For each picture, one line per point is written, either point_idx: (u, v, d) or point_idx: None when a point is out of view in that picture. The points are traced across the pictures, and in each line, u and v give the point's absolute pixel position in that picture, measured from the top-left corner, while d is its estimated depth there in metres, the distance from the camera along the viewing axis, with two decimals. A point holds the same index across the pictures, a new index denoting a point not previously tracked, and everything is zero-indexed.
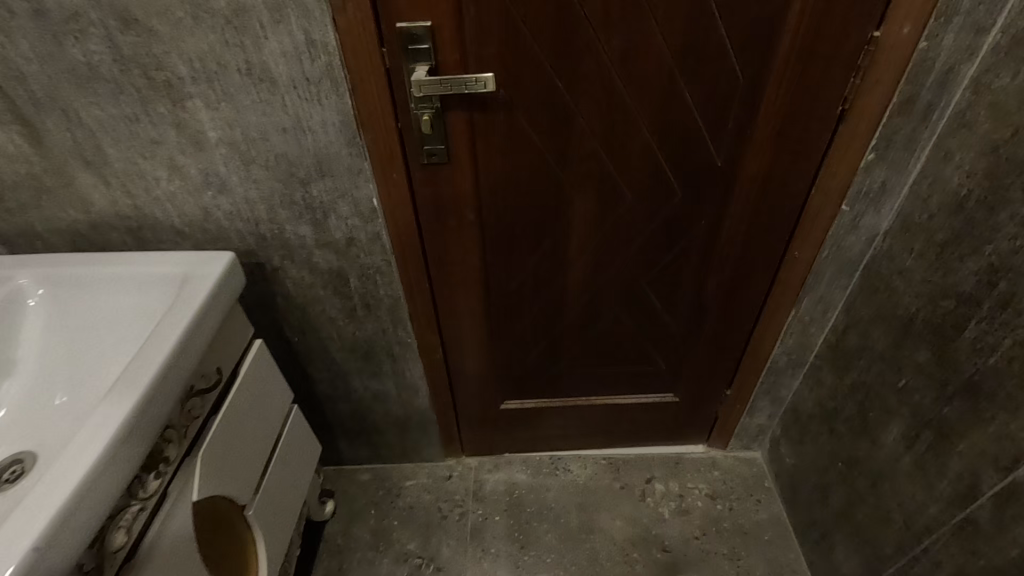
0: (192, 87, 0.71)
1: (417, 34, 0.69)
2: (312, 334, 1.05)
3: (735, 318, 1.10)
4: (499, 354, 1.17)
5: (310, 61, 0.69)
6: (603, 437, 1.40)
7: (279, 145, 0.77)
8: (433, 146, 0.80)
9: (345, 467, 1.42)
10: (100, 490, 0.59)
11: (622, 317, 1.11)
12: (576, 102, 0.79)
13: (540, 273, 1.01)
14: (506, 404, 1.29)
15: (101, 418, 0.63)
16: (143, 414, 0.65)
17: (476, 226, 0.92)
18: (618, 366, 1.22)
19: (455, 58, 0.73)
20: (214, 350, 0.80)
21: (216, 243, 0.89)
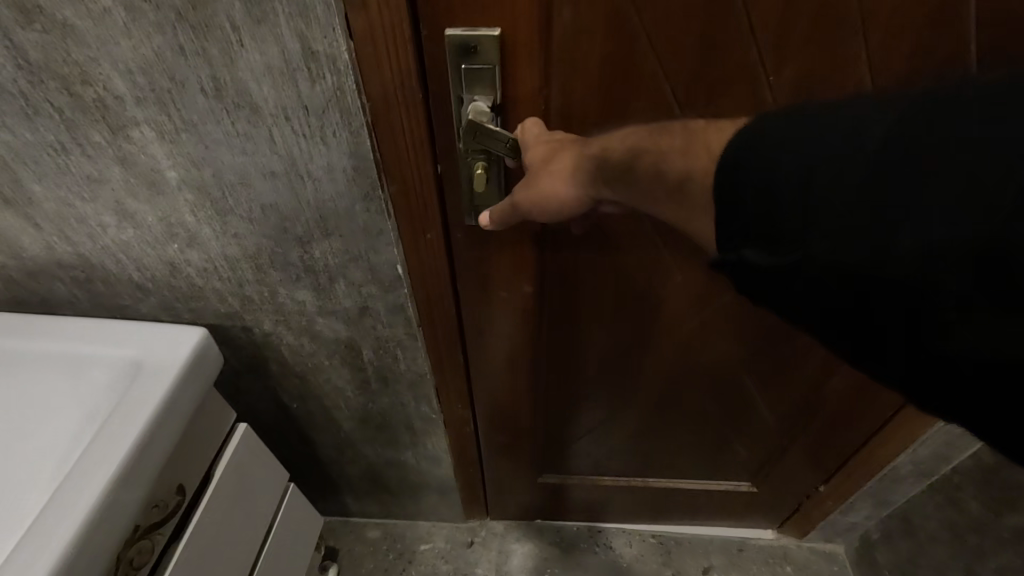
0: (137, 111, 0.47)
1: (477, 46, 0.45)
2: (314, 402, 0.84)
3: (849, 420, 0.85)
4: (542, 433, 0.95)
5: (308, 83, 0.45)
6: (655, 516, 1.17)
7: (266, 193, 0.54)
8: (484, 205, 0.56)
9: (352, 520, 1.24)
10: None
11: (707, 404, 0.87)
12: None
13: (611, 353, 0.78)
14: (543, 479, 1.07)
15: None
16: None
17: (534, 300, 0.69)
18: (690, 453, 0.99)
19: (534, 82, 0.49)
20: (174, 463, 0.60)
21: (189, 302, 0.67)
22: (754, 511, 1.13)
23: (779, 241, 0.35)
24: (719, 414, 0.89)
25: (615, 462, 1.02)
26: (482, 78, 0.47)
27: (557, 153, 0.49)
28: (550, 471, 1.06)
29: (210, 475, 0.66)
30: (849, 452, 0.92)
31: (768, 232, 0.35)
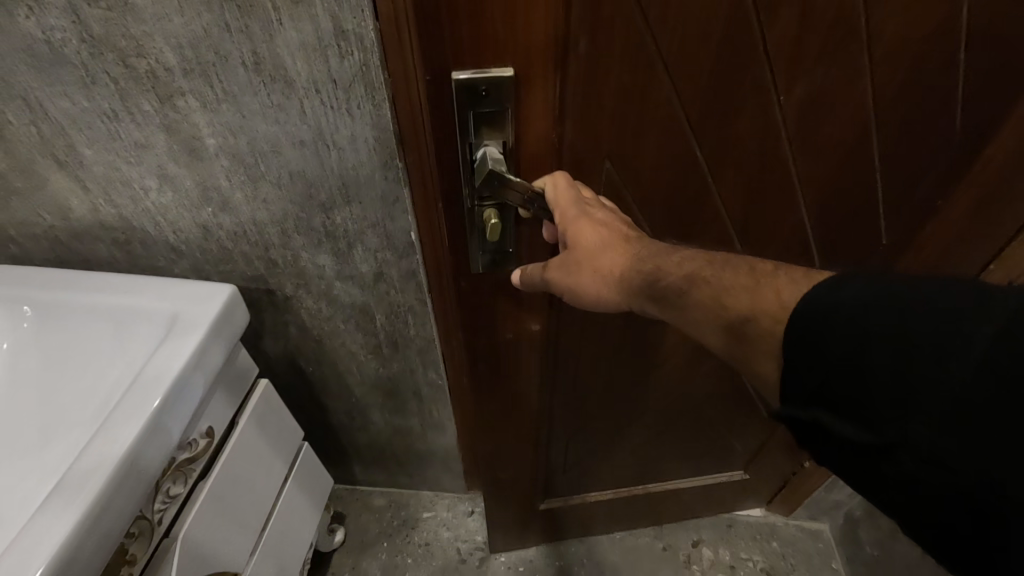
0: (184, 82, 0.53)
1: (481, 89, 0.48)
2: (329, 366, 0.90)
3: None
4: (549, 455, 0.98)
5: (338, 59, 0.50)
6: (654, 516, 1.20)
7: (295, 161, 0.59)
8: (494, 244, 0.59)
9: (359, 488, 1.30)
10: None
11: (706, 405, 0.95)
12: (712, 157, 0.60)
13: (619, 373, 0.84)
14: (546, 502, 1.11)
15: (38, 530, 0.49)
16: (99, 516, 0.51)
17: (542, 336, 0.73)
18: (688, 450, 1.06)
19: (546, 101, 0.51)
20: (206, 404, 0.66)
21: (218, 265, 0.73)
22: (744, 492, 1.18)
23: (870, 420, 0.37)
24: (713, 402, 0.95)
25: (617, 469, 1.07)
26: (503, 117, 0.50)
27: (603, 252, 0.52)
28: (550, 480, 1.06)
29: (234, 423, 0.72)
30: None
31: (855, 410, 0.38)
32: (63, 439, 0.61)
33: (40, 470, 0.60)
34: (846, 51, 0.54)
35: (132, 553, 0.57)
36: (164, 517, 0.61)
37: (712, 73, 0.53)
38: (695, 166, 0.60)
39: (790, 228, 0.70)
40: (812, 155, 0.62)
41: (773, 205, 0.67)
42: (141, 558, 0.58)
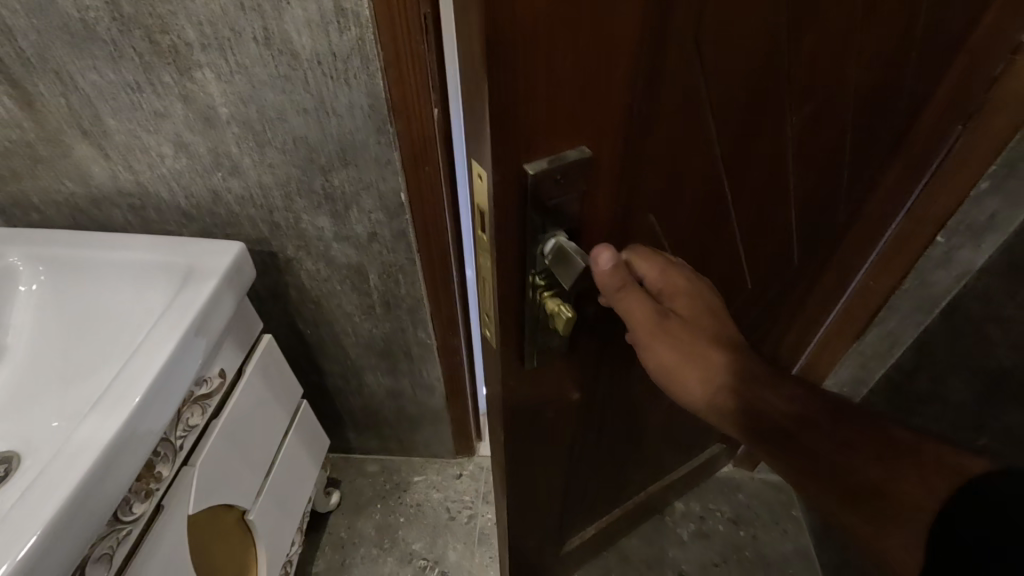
0: (202, 55, 0.61)
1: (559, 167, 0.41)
2: (326, 328, 0.98)
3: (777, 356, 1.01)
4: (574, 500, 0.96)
5: (338, 33, 0.59)
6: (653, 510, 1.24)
7: (299, 127, 0.67)
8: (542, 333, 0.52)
9: (352, 456, 1.37)
10: (90, 510, 0.53)
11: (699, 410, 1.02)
12: (733, 179, 0.56)
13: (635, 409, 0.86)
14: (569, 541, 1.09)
15: (87, 432, 0.55)
16: (138, 424, 0.58)
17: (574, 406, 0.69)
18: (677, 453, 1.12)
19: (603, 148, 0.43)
20: (219, 349, 0.73)
21: (226, 229, 0.80)
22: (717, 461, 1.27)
23: None
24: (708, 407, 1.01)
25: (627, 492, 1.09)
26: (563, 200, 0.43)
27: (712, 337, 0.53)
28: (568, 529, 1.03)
29: (241, 372, 0.80)
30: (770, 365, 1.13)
31: None
32: (92, 379, 0.68)
33: (71, 406, 0.67)
34: (841, 62, 0.54)
35: (159, 472, 0.63)
36: (184, 445, 0.68)
37: (741, 101, 0.49)
38: (718, 195, 0.57)
39: (778, 232, 0.71)
40: (806, 161, 0.63)
41: (770, 216, 0.67)
42: (166, 477, 0.64)
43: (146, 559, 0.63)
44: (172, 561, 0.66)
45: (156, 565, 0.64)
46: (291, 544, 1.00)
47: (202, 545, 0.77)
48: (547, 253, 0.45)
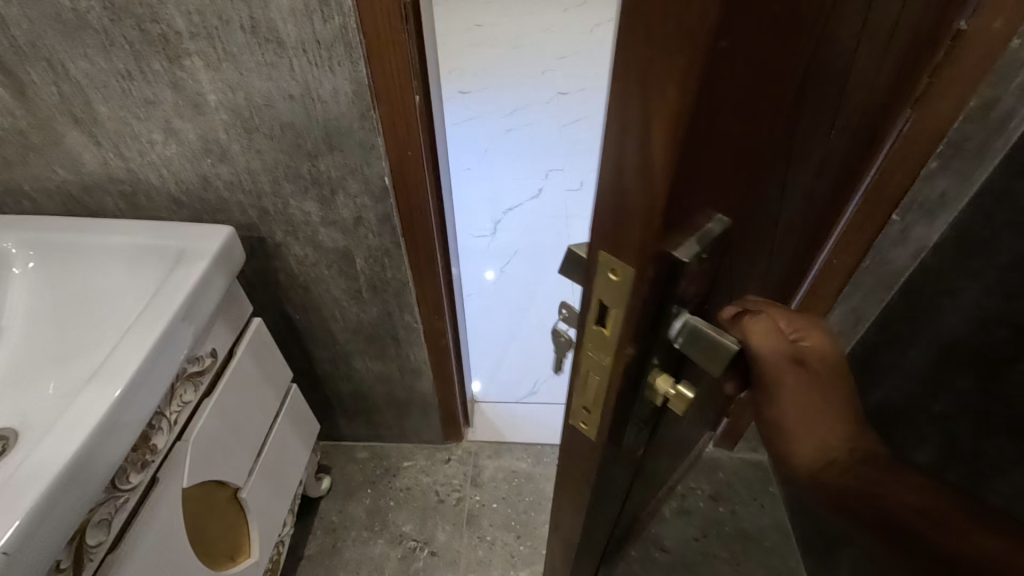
0: (191, 44, 0.64)
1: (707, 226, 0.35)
2: (314, 313, 1.01)
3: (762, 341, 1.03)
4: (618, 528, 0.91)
5: (322, 22, 0.62)
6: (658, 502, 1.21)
7: (286, 114, 0.70)
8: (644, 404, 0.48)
9: (343, 444, 1.40)
10: (91, 473, 0.55)
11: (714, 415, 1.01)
12: (801, 192, 0.52)
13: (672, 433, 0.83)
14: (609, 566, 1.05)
15: (86, 401, 0.58)
16: (134, 394, 0.60)
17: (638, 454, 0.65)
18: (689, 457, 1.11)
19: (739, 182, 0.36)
20: (211, 328, 0.76)
21: (215, 215, 0.83)
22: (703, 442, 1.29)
23: None
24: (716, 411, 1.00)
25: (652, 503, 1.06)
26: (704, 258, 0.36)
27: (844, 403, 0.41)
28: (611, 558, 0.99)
29: (232, 353, 0.82)
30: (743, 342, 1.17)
31: None
32: (87, 357, 0.70)
33: (67, 384, 0.68)
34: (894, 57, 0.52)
35: (154, 444, 0.66)
36: (179, 420, 0.70)
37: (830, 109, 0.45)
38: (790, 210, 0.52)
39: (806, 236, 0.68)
40: (842, 162, 0.60)
41: (806, 222, 0.63)
42: (161, 448, 0.67)
43: (143, 527, 0.65)
44: (169, 530, 0.69)
45: (152, 534, 0.67)
46: (284, 524, 1.03)
47: (197, 520, 0.80)
48: (676, 335, 0.40)
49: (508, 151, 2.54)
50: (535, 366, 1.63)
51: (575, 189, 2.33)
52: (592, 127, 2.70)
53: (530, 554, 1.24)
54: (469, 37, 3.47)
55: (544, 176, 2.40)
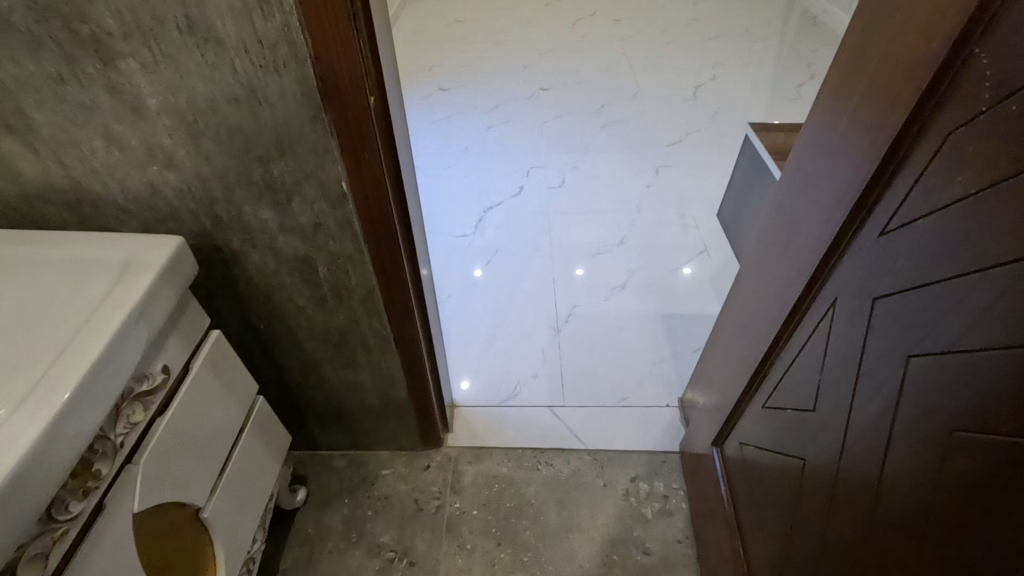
0: (124, 45, 0.60)
1: None
2: (279, 322, 0.97)
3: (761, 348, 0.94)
4: None
5: (261, 20, 0.58)
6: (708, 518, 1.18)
7: (232, 118, 0.67)
8: None
9: (319, 453, 1.38)
10: (19, 501, 0.52)
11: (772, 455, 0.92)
12: None
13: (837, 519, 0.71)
14: None
15: (16, 425, 0.54)
16: (69, 417, 0.57)
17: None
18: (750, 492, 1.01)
19: None
20: (161, 344, 0.72)
21: (166, 223, 0.79)
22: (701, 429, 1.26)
23: None
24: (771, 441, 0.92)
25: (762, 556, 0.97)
26: None
27: None
28: None
29: (187, 369, 0.79)
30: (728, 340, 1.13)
31: None
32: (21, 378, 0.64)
33: None
34: None
35: (99, 470, 0.63)
36: (125, 442, 0.66)
37: None
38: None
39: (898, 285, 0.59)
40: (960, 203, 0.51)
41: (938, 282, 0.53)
42: (106, 473, 0.63)
43: (86, 557, 0.62)
44: (115, 559, 0.66)
45: (98, 562, 0.64)
46: (253, 540, 1.00)
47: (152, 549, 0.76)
48: None
49: (488, 148, 2.51)
50: (515, 369, 1.60)
51: (556, 186, 2.30)
52: (573, 122, 2.68)
53: (510, 561, 1.22)
54: (448, 32, 3.42)
55: (524, 174, 2.37)
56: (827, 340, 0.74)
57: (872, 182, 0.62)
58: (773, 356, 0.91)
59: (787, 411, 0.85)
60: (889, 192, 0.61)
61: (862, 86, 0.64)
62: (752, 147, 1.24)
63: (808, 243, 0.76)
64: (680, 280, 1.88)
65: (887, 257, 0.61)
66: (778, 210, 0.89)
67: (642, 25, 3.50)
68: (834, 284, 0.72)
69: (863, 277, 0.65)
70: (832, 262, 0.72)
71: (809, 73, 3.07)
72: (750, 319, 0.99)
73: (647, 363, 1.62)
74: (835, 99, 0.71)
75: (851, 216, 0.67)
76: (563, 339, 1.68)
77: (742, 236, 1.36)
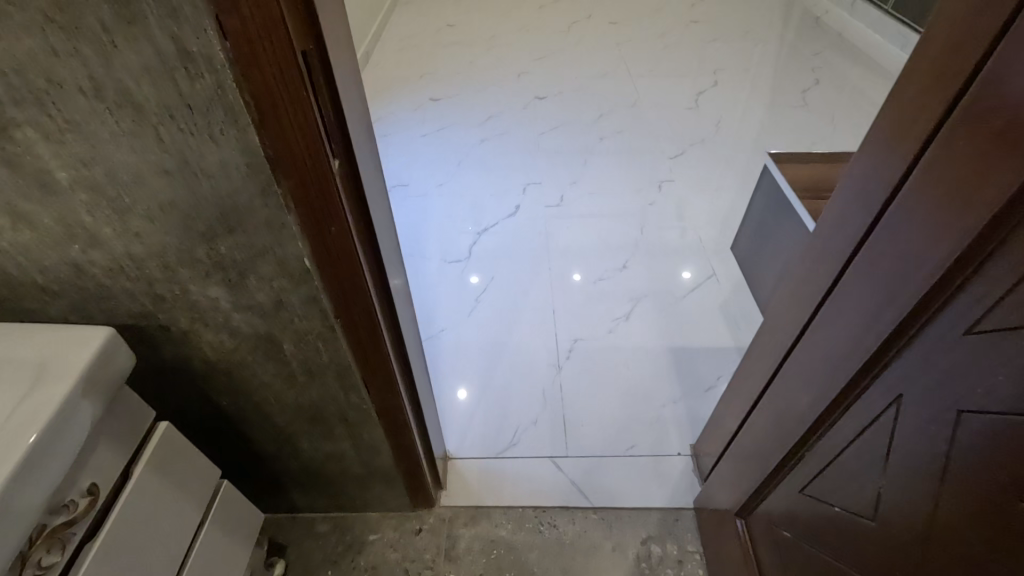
0: (17, 111, 0.47)
1: None
2: (244, 398, 0.85)
3: (794, 423, 0.83)
4: None
5: (188, 82, 0.46)
6: None
7: (165, 192, 0.54)
8: None
9: (300, 516, 1.26)
10: None
11: (814, 548, 0.81)
12: None
13: None
14: None
15: None
16: None
17: None
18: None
19: None
20: (87, 460, 0.60)
21: (98, 304, 0.67)
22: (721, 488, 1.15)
23: None
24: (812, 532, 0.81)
25: None
26: None
27: None
28: None
29: (128, 476, 0.67)
30: (752, 400, 1.01)
31: None
32: None
33: None
34: None
35: None
36: None
37: None
38: None
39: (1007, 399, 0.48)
40: None
41: None
42: None
43: None
44: None
45: None
46: None
47: None
48: None
49: (481, 164, 2.39)
50: (512, 413, 1.48)
51: (553, 205, 2.18)
52: (571, 134, 2.56)
53: None
54: (439, 37, 3.28)
55: (520, 191, 2.25)
56: (889, 441, 0.63)
57: (953, 269, 0.52)
58: (811, 438, 0.80)
59: (835, 509, 0.74)
60: (979, 283, 0.50)
61: (926, 150, 0.54)
62: (774, 181, 1.12)
63: (858, 321, 0.66)
64: (687, 308, 1.76)
65: (982, 364, 0.50)
66: (811, 267, 0.77)
67: (639, 27, 3.37)
68: (896, 376, 0.61)
69: (943, 378, 0.54)
70: (892, 351, 0.61)
71: (814, 77, 2.95)
72: (779, 387, 0.88)
73: (655, 403, 1.50)
74: (889, 153, 0.59)
75: (922, 303, 0.56)
76: (563, 378, 1.57)
77: (760, 274, 1.25)
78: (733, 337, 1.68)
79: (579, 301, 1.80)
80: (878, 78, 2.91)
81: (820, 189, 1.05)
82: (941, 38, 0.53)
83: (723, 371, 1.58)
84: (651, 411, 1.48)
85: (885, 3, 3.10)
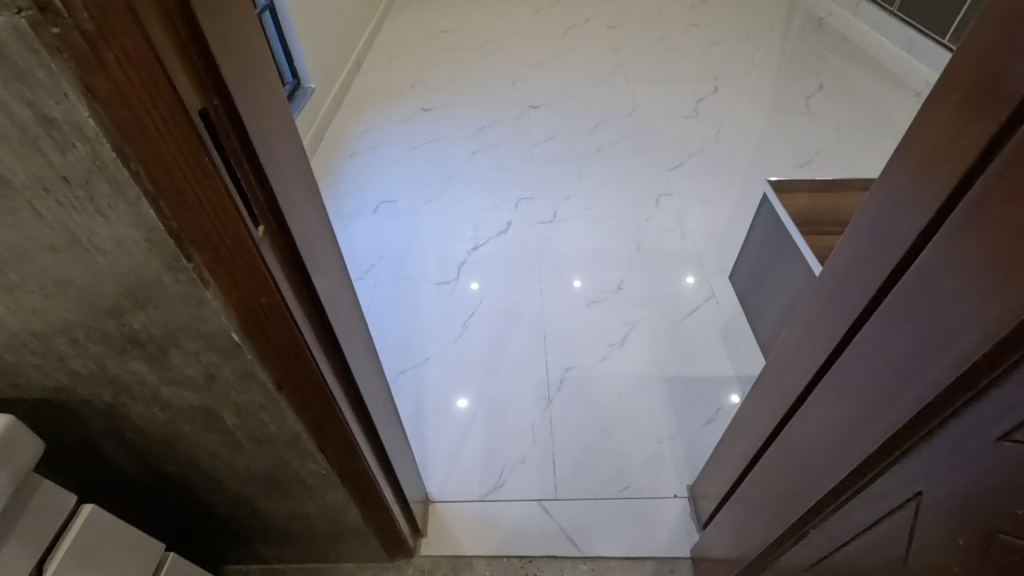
0: None
1: None
2: (190, 465, 0.77)
3: (797, 494, 0.74)
4: None
5: (57, 152, 0.38)
6: None
7: (56, 269, 0.47)
8: None
9: (271, 567, 1.18)
10: None
11: None
12: None
13: None
14: None
15: None
16: None
17: None
18: None
19: None
20: None
21: (7, 380, 0.59)
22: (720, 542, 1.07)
23: None
24: None
25: None
26: None
27: None
28: None
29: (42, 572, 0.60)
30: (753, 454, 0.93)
31: None
32: None
33: None
34: None
35: None
36: None
37: None
38: None
39: None
40: None
41: None
42: None
43: None
44: None
45: None
46: None
47: None
48: None
49: (472, 178, 2.31)
50: (498, 451, 1.41)
51: (546, 221, 2.09)
52: (565, 144, 2.47)
53: None
54: (431, 44, 3.20)
55: (512, 207, 2.17)
56: (908, 544, 0.54)
57: (984, 362, 0.43)
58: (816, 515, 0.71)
59: None
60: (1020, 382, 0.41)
61: (954, 215, 0.46)
62: (774, 211, 1.03)
63: (872, 399, 0.57)
64: (685, 334, 1.67)
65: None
66: (823, 324, 0.68)
67: (637, 31, 3.28)
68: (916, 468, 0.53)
69: (980, 485, 0.45)
70: (909, 442, 0.53)
71: (817, 82, 2.86)
72: (783, 449, 0.79)
73: (647, 440, 1.41)
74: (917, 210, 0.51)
75: (949, 394, 0.47)
76: (550, 412, 1.48)
77: (760, 308, 1.16)
78: (733, 365, 1.59)
79: (571, 326, 1.71)
80: (884, 83, 2.82)
81: (825, 222, 0.97)
82: (971, 83, 0.45)
83: (722, 403, 1.49)
84: (642, 450, 1.39)
85: (891, 4, 3.00)
